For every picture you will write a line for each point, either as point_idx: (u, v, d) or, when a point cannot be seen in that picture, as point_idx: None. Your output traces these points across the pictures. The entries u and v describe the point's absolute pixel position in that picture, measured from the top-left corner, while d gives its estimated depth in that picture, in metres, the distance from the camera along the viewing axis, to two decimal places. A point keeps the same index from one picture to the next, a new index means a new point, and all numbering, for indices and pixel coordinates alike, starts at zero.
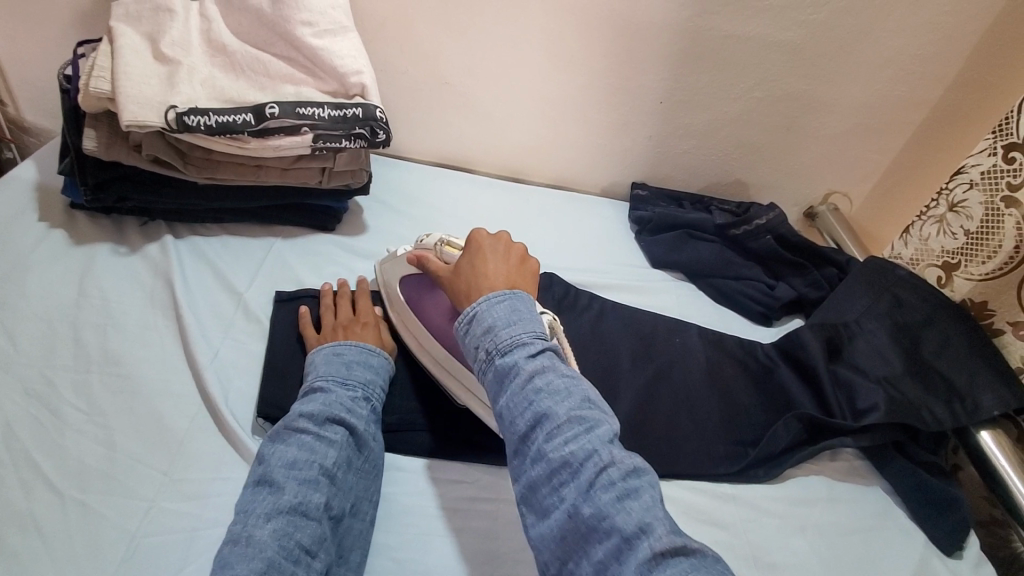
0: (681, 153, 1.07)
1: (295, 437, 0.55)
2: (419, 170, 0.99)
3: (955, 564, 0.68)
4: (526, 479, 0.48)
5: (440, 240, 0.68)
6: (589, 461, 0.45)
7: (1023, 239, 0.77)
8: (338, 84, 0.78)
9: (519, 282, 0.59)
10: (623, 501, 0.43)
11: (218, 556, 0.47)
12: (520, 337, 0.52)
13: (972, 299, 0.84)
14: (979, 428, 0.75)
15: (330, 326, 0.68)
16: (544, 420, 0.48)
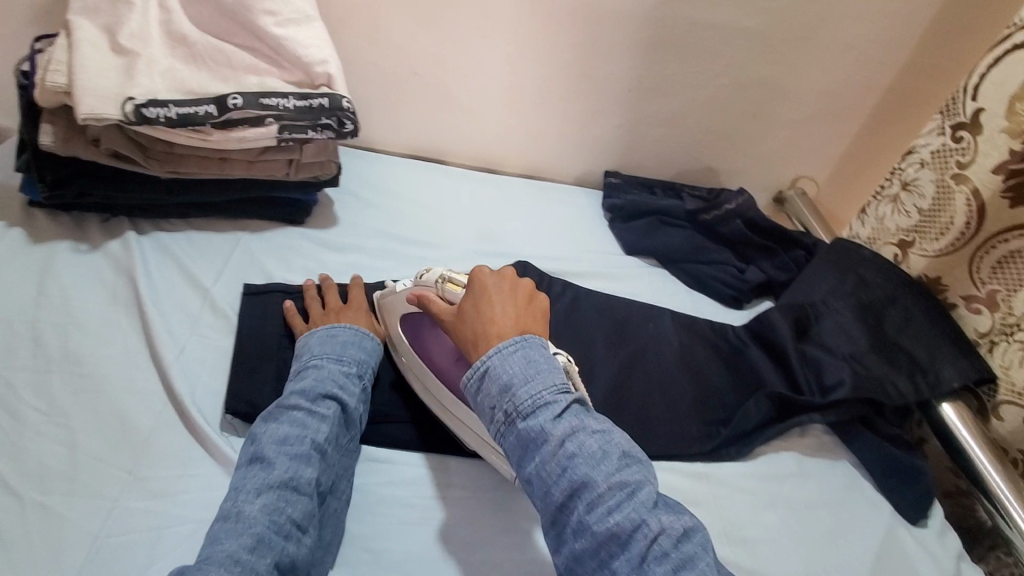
0: (652, 140, 1.07)
1: (287, 413, 0.55)
2: (390, 161, 0.98)
3: (920, 532, 0.70)
4: (570, 551, 0.48)
5: (441, 277, 0.64)
6: (637, 532, 0.46)
7: (973, 216, 0.80)
8: (304, 75, 0.77)
9: (529, 325, 0.58)
10: (679, 572, 0.44)
11: (207, 532, 0.47)
12: (543, 397, 0.52)
13: (927, 275, 0.86)
14: (941, 401, 0.77)
15: (320, 317, 0.67)
16: (582, 490, 0.48)
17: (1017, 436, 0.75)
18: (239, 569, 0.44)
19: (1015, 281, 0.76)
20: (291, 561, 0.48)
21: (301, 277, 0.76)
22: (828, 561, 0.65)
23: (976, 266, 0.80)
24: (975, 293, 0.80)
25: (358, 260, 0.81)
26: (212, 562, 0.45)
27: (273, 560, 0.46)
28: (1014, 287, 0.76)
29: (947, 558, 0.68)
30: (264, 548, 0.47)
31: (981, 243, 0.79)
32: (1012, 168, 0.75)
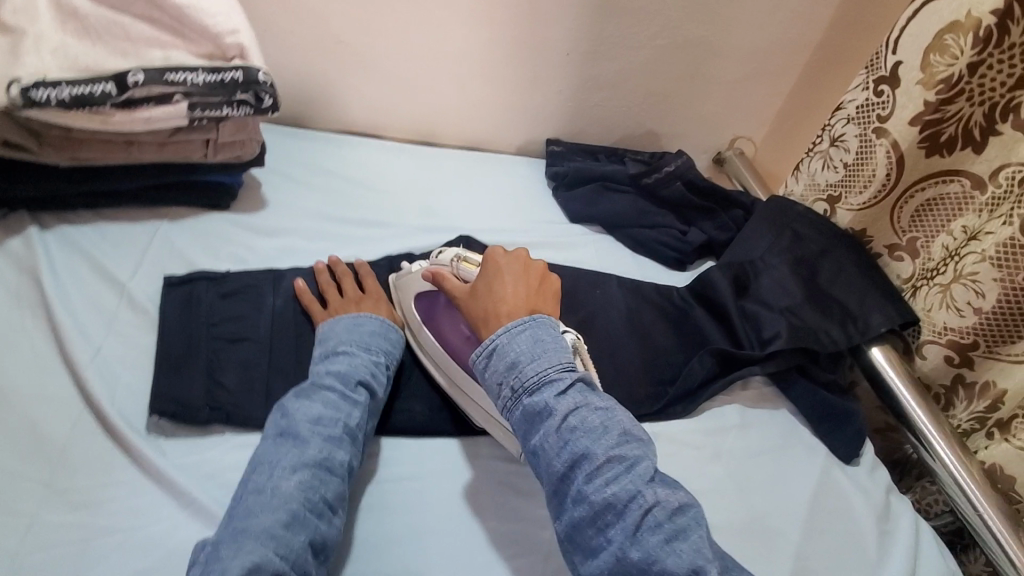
0: (593, 106, 1.06)
1: (319, 395, 0.57)
2: (322, 138, 0.94)
3: (853, 470, 0.74)
4: (568, 519, 0.51)
5: (456, 257, 0.68)
6: (633, 503, 0.49)
7: (893, 166, 0.82)
8: (214, 47, 0.71)
9: (539, 304, 0.62)
10: (671, 542, 0.47)
11: (240, 502, 0.49)
12: (548, 374, 0.55)
13: (853, 229, 0.90)
14: (871, 346, 0.81)
15: (337, 304, 0.68)
16: (583, 461, 0.51)
17: (938, 372, 0.80)
18: (275, 544, 0.47)
19: (933, 228, 0.81)
20: (322, 541, 0.49)
21: (229, 265, 0.72)
22: (770, 505, 0.68)
23: (896, 216, 0.85)
24: (897, 242, 0.85)
25: (293, 243, 0.77)
26: (248, 537, 0.47)
27: (307, 537, 0.48)
28: (931, 233, 0.81)
29: (877, 492, 0.73)
30: (298, 525, 0.48)
31: (902, 193, 0.83)
32: (927, 119, 0.78)
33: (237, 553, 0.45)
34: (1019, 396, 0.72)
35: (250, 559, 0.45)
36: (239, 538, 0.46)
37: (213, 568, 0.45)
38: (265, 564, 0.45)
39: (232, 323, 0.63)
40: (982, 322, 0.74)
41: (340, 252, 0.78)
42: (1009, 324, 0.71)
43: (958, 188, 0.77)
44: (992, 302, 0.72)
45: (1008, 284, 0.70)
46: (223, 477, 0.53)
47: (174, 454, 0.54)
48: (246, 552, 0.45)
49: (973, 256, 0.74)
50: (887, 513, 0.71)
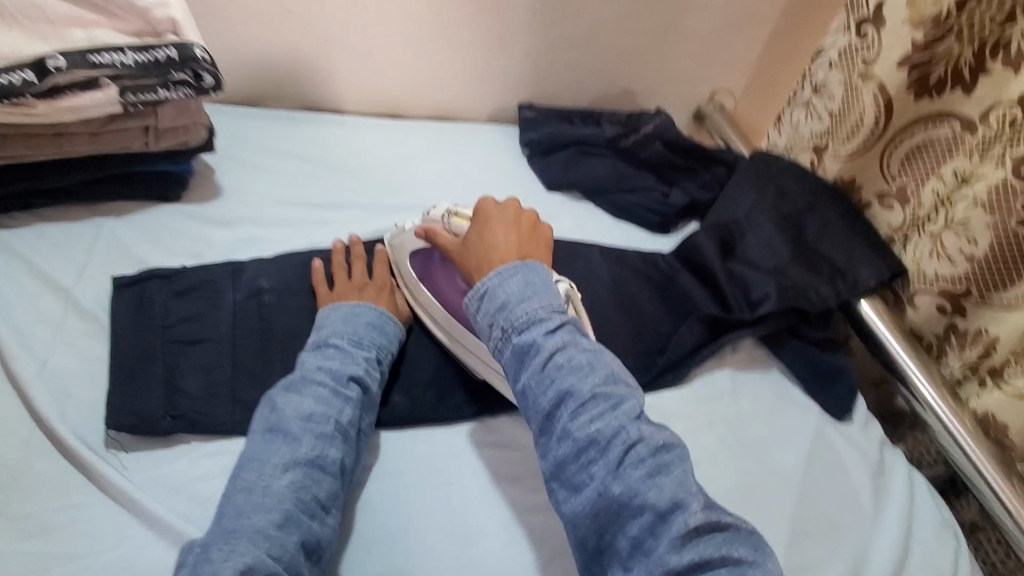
0: (564, 65, 1.01)
1: (310, 389, 0.55)
2: (278, 117, 0.88)
3: (846, 428, 0.73)
4: (553, 457, 0.48)
5: (447, 212, 0.67)
6: (616, 439, 0.46)
7: (881, 112, 0.79)
8: (143, 23, 0.65)
9: (530, 251, 0.59)
10: (654, 477, 0.45)
11: (229, 502, 0.47)
12: (537, 313, 0.52)
13: (841, 179, 0.86)
14: (860, 299, 0.79)
15: (343, 286, 0.66)
16: (568, 399, 0.49)
17: (929, 322, 0.78)
18: (267, 545, 0.45)
19: (922, 173, 0.78)
20: (316, 541, 0.48)
21: (183, 261, 0.67)
22: (765, 469, 0.67)
23: (886, 162, 0.82)
24: (888, 189, 0.82)
25: (253, 232, 0.73)
26: (239, 538, 0.45)
27: (299, 537, 0.47)
28: (922, 179, 0.78)
29: (870, 448, 0.72)
30: (291, 525, 0.47)
31: (892, 137, 0.80)
32: (915, 60, 0.75)
33: (230, 553, 0.43)
34: (1010, 342, 0.70)
35: (244, 561, 0.43)
36: (229, 538, 0.44)
37: (204, 569, 0.42)
38: (258, 565, 0.43)
39: (191, 324, 0.60)
40: (974, 268, 0.72)
41: (304, 238, 0.74)
42: (1001, 270, 0.70)
43: (948, 132, 0.75)
44: (984, 249, 0.70)
45: (1000, 228, 0.68)
46: (189, 490, 0.51)
47: (137, 470, 0.51)
48: (239, 553, 0.43)
49: (965, 202, 0.72)
50: (881, 468, 0.70)
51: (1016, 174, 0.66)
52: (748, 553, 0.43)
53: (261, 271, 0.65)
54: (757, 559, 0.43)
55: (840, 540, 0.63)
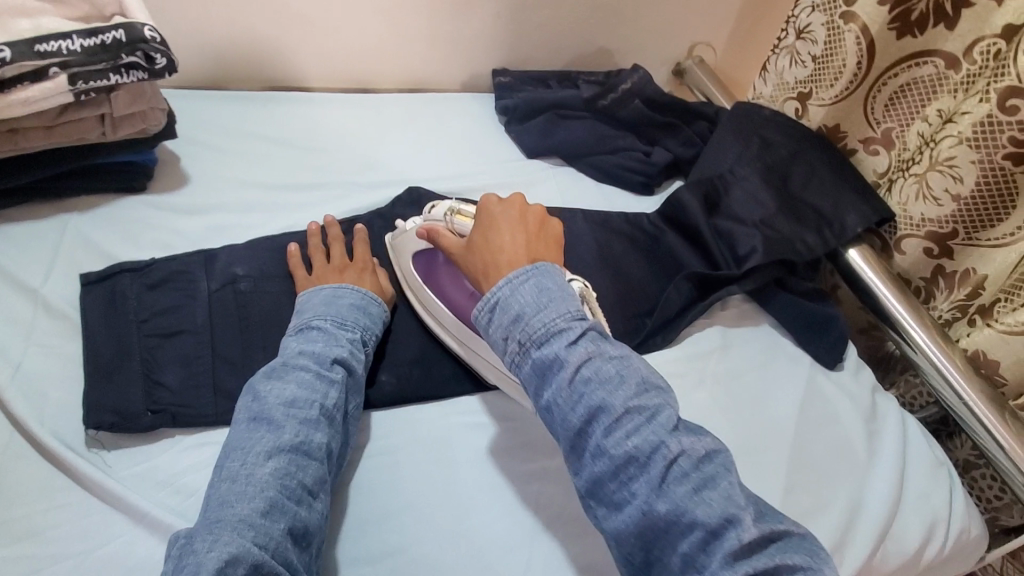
0: (537, 26, 0.98)
1: (294, 374, 0.53)
2: (242, 98, 0.85)
3: (837, 375, 0.73)
4: (589, 474, 0.48)
5: (450, 210, 0.65)
6: (656, 455, 0.46)
7: (863, 54, 0.77)
8: (88, 6, 0.62)
9: (540, 253, 0.57)
10: (700, 492, 0.44)
11: (213, 493, 0.46)
12: (557, 324, 0.50)
13: (826, 125, 0.85)
14: (848, 248, 0.78)
15: (321, 269, 0.64)
16: (600, 414, 0.47)
17: (917, 266, 0.78)
18: (252, 534, 0.44)
19: (907, 115, 0.77)
20: (303, 526, 0.47)
21: (154, 253, 0.65)
22: (761, 421, 0.67)
23: (870, 106, 0.80)
24: (873, 134, 0.81)
25: (225, 219, 0.71)
26: (223, 528, 0.44)
27: (286, 524, 0.45)
28: (906, 121, 0.77)
29: (863, 394, 0.72)
30: (276, 513, 0.45)
31: (875, 80, 0.78)
32: None
33: (213, 544, 0.42)
34: (1000, 279, 0.70)
35: (226, 550, 0.42)
36: (212, 529, 0.43)
37: (186, 562, 0.41)
38: (242, 555, 0.42)
39: (166, 316, 0.58)
40: (960, 209, 0.71)
41: (279, 222, 0.72)
42: (987, 208, 0.69)
43: (931, 70, 0.73)
44: (970, 188, 0.69)
45: (987, 166, 0.67)
46: (177, 483, 0.50)
47: (122, 466, 0.50)
48: (223, 543, 0.42)
49: (949, 140, 0.70)
50: (874, 414, 0.70)
51: (1001, 108, 0.64)
52: (802, 559, 0.43)
53: (235, 258, 0.63)
54: (813, 566, 0.43)
55: (836, 486, 0.63)
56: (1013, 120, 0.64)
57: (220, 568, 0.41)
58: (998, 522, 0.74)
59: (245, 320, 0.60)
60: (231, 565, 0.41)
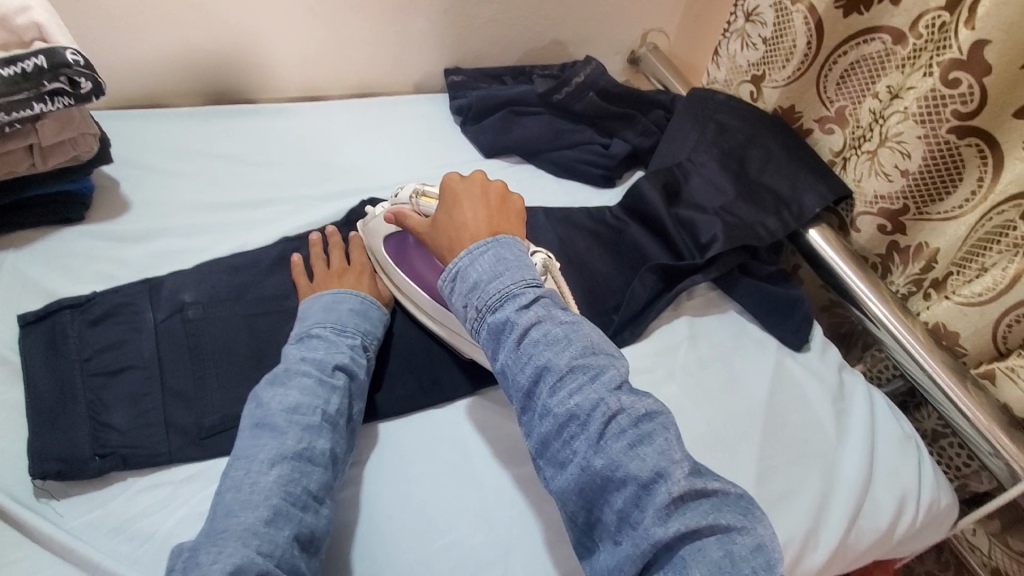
0: (486, 22, 0.96)
1: (296, 381, 0.53)
2: (185, 116, 0.82)
3: (804, 356, 0.74)
4: (537, 435, 0.47)
5: (414, 192, 0.64)
6: (595, 411, 0.45)
7: (813, 34, 0.78)
8: (7, 34, 0.58)
9: (504, 227, 0.56)
10: (635, 448, 0.44)
11: (219, 502, 0.46)
12: (509, 289, 0.50)
13: (781, 107, 0.86)
14: (808, 229, 0.79)
15: (321, 275, 0.65)
16: (546, 374, 0.47)
17: (872, 243, 0.79)
18: (256, 542, 0.43)
19: (858, 92, 0.77)
20: (310, 533, 0.46)
21: (97, 285, 0.63)
22: (731, 409, 0.67)
23: (822, 86, 0.81)
24: (826, 113, 0.82)
25: (171, 243, 0.68)
26: (228, 538, 0.43)
27: (292, 531, 0.45)
28: (857, 99, 0.77)
29: (829, 372, 0.73)
30: (282, 520, 0.45)
31: (825, 60, 0.79)
32: None
33: (218, 555, 0.41)
34: (950, 252, 0.71)
35: (233, 559, 0.41)
36: (217, 539, 0.43)
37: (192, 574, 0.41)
38: (247, 565, 0.41)
39: (112, 352, 0.56)
40: (910, 184, 0.72)
41: (228, 242, 0.69)
42: (936, 181, 0.70)
43: (879, 46, 0.73)
44: (919, 163, 0.70)
45: (933, 141, 0.68)
46: (131, 527, 0.49)
47: (73, 515, 0.49)
48: (227, 555, 0.42)
49: (897, 116, 0.71)
50: (841, 392, 0.71)
51: (944, 82, 0.65)
52: (737, 519, 0.42)
53: (181, 286, 0.61)
54: (748, 525, 0.42)
55: (806, 467, 0.64)
56: (955, 94, 0.64)
57: None
58: (967, 488, 0.75)
59: (197, 350, 0.58)
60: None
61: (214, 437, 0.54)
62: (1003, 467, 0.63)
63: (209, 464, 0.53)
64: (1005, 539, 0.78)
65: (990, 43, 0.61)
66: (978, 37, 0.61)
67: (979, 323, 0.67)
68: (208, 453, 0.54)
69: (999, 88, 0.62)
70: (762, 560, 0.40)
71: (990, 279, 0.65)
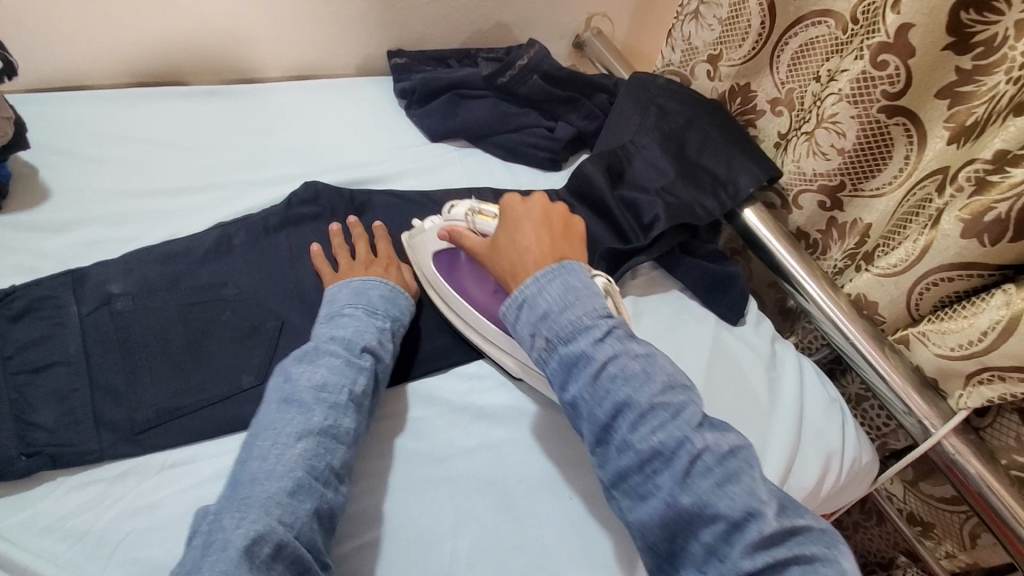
0: (429, 3, 0.95)
1: (323, 360, 0.54)
2: (108, 98, 0.78)
3: (740, 330, 0.78)
4: (614, 467, 0.51)
5: (470, 210, 0.67)
6: (680, 450, 0.48)
7: (767, 14, 0.81)
8: None
9: (565, 252, 0.60)
10: (723, 486, 0.47)
11: (243, 470, 0.47)
12: (583, 321, 0.53)
13: (738, 84, 0.89)
14: (743, 208, 0.82)
15: (347, 266, 0.66)
16: (625, 410, 0.50)
17: (813, 220, 0.83)
18: (279, 513, 0.44)
19: (806, 76, 0.81)
20: (329, 508, 0.48)
21: (15, 279, 0.59)
22: None
23: (777, 66, 0.84)
24: (778, 96, 0.85)
25: (98, 233, 0.65)
26: (252, 505, 0.45)
27: (313, 505, 0.46)
28: (806, 83, 0.81)
29: (763, 344, 0.77)
30: (303, 493, 0.46)
31: (777, 41, 0.83)
32: None
33: (241, 521, 0.43)
34: (881, 225, 0.76)
35: (255, 526, 0.43)
36: (241, 505, 0.45)
37: (214, 538, 0.43)
38: (269, 533, 0.43)
39: (35, 349, 0.54)
40: (845, 161, 0.76)
41: (159, 231, 0.67)
42: (866, 159, 0.74)
43: (826, 30, 0.77)
44: (852, 141, 0.74)
45: (865, 120, 0.72)
46: (63, 527, 0.48)
47: None
48: (250, 521, 0.43)
49: (831, 98, 0.74)
50: (774, 361, 0.75)
51: (873, 64, 0.69)
52: (820, 550, 0.45)
53: (108, 277, 0.59)
54: (831, 558, 0.45)
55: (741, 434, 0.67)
56: (884, 75, 0.68)
57: (248, 545, 0.42)
58: (887, 447, 0.82)
59: (127, 344, 0.56)
60: (258, 542, 0.42)
61: (149, 433, 0.53)
62: (916, 424, 0.68)
63: (141, 461, 0.52)
64: (915, 483, 0.86)
65: (914, 27, 0.64)
66: (902, 20, 0.65)
67: (895, 292, 0.71)
68: (142, 449, 0.52)
69: (922, 69, 0.66)
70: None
71: (905, 251, 0.69)
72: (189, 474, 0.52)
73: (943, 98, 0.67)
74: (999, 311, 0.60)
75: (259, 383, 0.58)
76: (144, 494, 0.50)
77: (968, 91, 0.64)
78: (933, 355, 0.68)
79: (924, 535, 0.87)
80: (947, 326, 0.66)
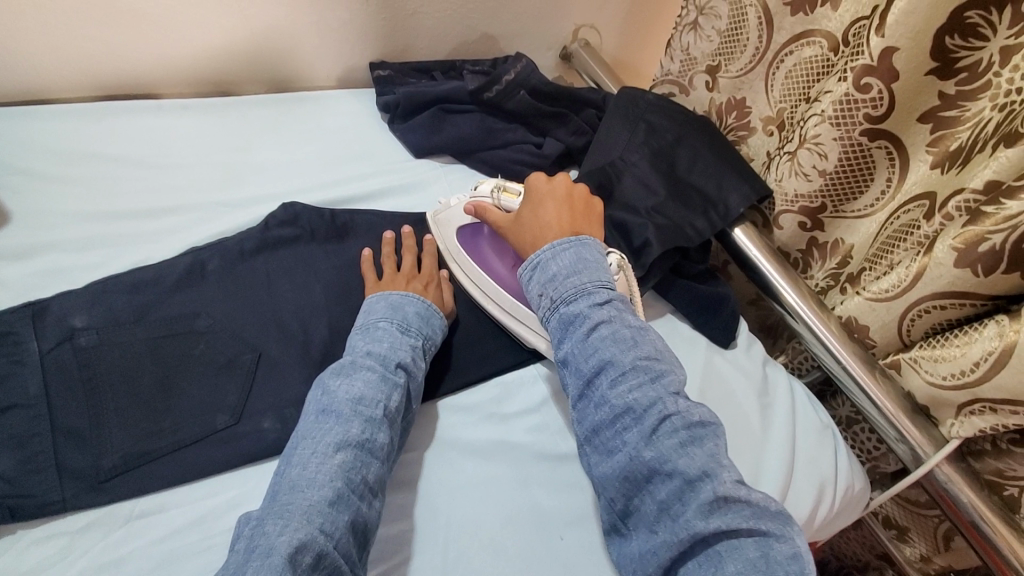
0: (414, 14, 0.92)
1: (360, 372, 0.55)
2: (74, 112, 0.74)
3: (731, 353, 0.77)
4: (590, 422, 0.54)
5: (497, 187, 0.71)
6: (651, 408, 0.51)
7: (763, 28, 0.80)
8: None
9: (584, 228, 0.65)
10: (685, 446, 0.49)
11: (283, 479, 0.48)
12: (585, 287, 0.58)
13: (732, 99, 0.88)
14: (734, 227, 0.81)
15: (388, 278, 0.67)
16: (608, 368, 0.53)
17: (794, 239, 0.83)
18: (320, 521, 0.45)
19: (796, 96, 0.80)
20: (363, 522, 0.48)
21: None
22: None
23: (771, 83, 0.82)
24: (770, 114, 0.84)
25: (61, 260, 0.61)
26: (293, 512, 0.45)
27: (348, 517, 0.47)
28: (795, 103, 0.80)
29: (754, 368, 0.76)
30: (342, 504, 0.47)
31: (772, 59, 0.81)
32: None
33: (284, 528, 0.44)
34: (864, 247, 0.75)
35: (298, 535, 0.44)
36: (283, 515, 0.45)
37: (257, 544, 0.43)
38: (310, 543, 0.44)
39: None
40: (827, 183, 0.75)
41: (128, 257, 0.63)
42: (850, 180, 0.73)
43: (817, 51, 0.76)
44: (834, 163, 0.73)
45: (848, 142, 0.71)
46: None
47: None
48: (294, 529, 0.44)
49: (815, 118, 0.73)
50: (766, 386, 0.74)
51: (856, 87, 0.67)
52: (776, 526, 0.45)
53: (72, 310, 0.56)
54: (786, 534, 0.45)
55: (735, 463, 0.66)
56: (866, 98, 0.67)
57: (293, 552, 0.42)
58: (878, 469, 0.81)
59: (91, 382, 0.53)
60: (300, 551, 0.43)
61: (115, 480, 0.50)
62: (908, 450, 0.68)
63: (106, 511, 0.49)
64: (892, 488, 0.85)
65: (898, 51, 0.63)
66: (887, 44, 0.63)
67: (886, 318, 0.71)
68: (109, 497, 0.49)
69: (905, 93, 0.66)
70: (801, 567, 0.43)
71: (897, 275, 0.68)
72: (160, 524, 0.49)
73: (927, 122, 0.66)
74: (991, 342, 0.60)
75: (234, 423, 0.55)
76: (110, 548, 0.47)
77: (953, 116, 0.64)
78: (925, 383, 0.67)
79: (899, 538, 0.86)
80: (939, 354, 0.65)
